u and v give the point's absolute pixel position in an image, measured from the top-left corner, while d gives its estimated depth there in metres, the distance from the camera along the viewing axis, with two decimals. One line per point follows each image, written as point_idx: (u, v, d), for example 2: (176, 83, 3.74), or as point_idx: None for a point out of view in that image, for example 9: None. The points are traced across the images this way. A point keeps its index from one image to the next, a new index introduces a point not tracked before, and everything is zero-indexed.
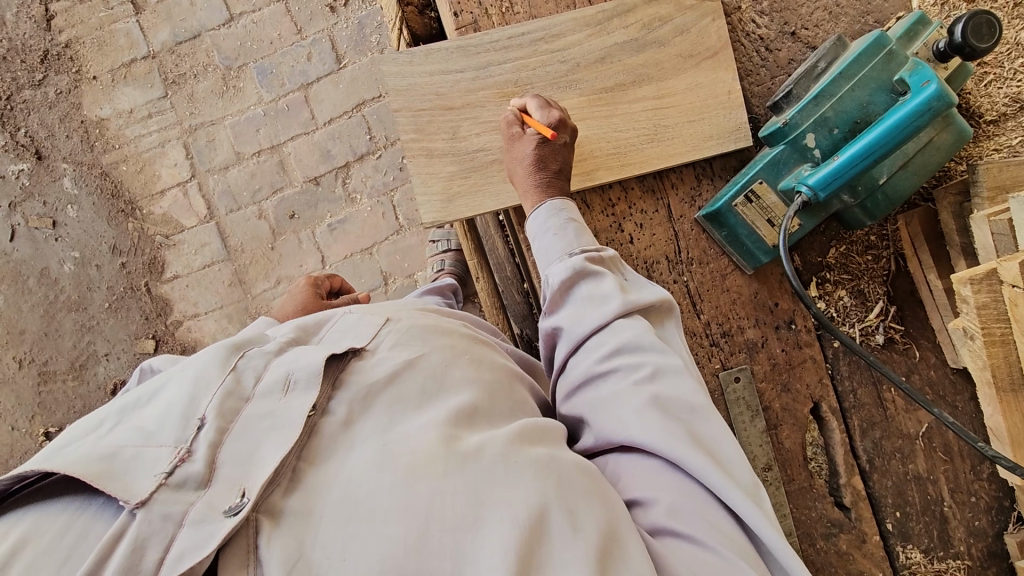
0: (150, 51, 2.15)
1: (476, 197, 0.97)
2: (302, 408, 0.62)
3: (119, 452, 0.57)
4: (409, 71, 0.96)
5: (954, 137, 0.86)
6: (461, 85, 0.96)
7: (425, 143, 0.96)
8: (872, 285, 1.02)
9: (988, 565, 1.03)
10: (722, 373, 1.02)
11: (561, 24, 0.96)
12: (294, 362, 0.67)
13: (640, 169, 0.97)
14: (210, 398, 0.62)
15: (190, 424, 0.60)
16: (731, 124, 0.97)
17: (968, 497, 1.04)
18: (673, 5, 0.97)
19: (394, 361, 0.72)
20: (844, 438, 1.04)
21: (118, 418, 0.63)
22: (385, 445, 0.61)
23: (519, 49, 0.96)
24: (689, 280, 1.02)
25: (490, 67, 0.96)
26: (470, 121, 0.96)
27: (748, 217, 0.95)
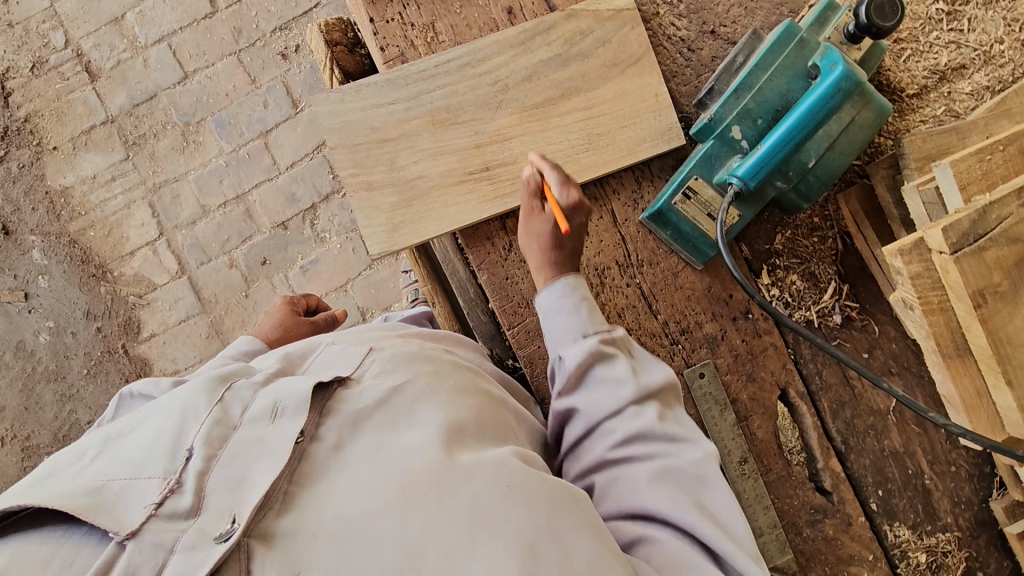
0: (108, 116, 2.17)
1: (420, 224, 0.97)
2: (291, 434, 0.60)
3: (107, 484, 0.55)
4: (343, 108, 0.97)
5: (875, 115, 0.87)
6: (394, 116, 0.97)
7: (364, 176, 0.97)
8: (822, 267, 1.03)
9: (977, 533, 1.04)
10: (686, 370, 1.02)
11: (488, 48, 0.98)
12: (281, 390, 0.66)
13: (578, 179, 0.99)
14: (198, 429, 0.60)
15: (178, 455, 0.58)
16: (662, 126, 0.99)
17: (947, 467, 1.05)
18: (592, 18, 0.99)
19: (380, 389, 0.69)
20: (816, 421, 1.04)
21: (103, 449, 0.61)
22: (377, 466, 0.60)
23: (448, 75, 0.98)
24: (642, 281, 1.02)
25: (422, 95, 0.97)
26: (405, 150, 0.97)
27: (689, 213, 0.96)
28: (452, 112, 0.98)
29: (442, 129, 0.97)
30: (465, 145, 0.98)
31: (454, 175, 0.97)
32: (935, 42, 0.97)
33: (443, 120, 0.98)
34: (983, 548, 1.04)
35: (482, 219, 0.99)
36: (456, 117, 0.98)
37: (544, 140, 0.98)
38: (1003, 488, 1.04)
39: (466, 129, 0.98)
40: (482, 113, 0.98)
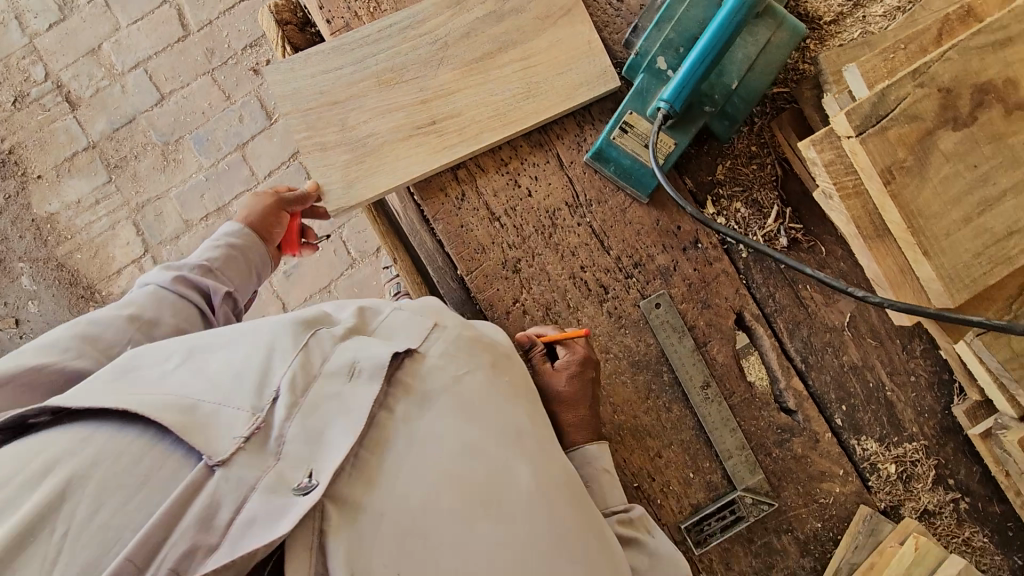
0: (90, 142, 2.24)
1: (373, 178, 1.02)
2: (368, 399, 0.64)
3: (197, 406, 0.60)
4: (294, 77, 1.03)
5: (789, 35, 0.92)
6: (342, 80, 1.03)
7: (318, 138, 1.02)
8: (764, 192, 1.07)
9: (944, 440, 1.06)
10: (642, 302, 1.06)
11: (427, 12, 1.04)
12: (359, 349, 0.68)
13: (521, 125, 1.04)
14: (283, 371, 0.64)
15: (265, 394, 0.63)
16: (596, 70, 1.04)
17: (907, 378, 1.07)
18: None
19: (446, 372, 0.71)
20: (773, 342, 1.07)
21: (185, 356, 0.66)
22: (442, 463, 0.64)
23: (390, 38, 1.04)
24: (592, 219, 1.06)
25: (368, 60, 1.03)
26: (355, 111, 1.02)
27: (628, 147, 1.01)
28: (396, 73, 1.03)
29: (388, 89, 1.03)
30: (412, 102, 1.03)
31: (404, 131, 1.02)
32: None
33: (389, 80, 1.03)
34: (952, 455, 1.06)
35: (433, 170, 1.03)
36: (401, 76, 1.03)
37: (487, 92, 1.04)
38: (964, 394, 1.06)
39: (412, 88, 1.03)
40: (425, 72, 1.03)
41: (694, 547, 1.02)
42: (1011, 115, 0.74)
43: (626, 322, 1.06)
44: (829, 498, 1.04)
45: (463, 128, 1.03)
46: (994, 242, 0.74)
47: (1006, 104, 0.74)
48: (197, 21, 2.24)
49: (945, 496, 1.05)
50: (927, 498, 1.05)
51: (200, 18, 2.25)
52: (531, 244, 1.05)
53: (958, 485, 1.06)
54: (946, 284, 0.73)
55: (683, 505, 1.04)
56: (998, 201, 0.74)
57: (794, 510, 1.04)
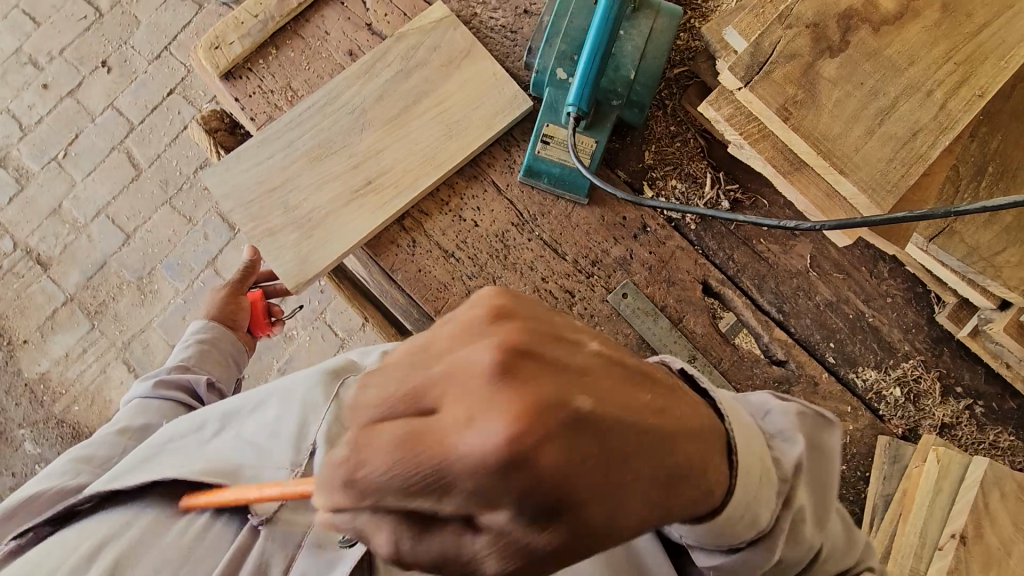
0: (67, 296, 2.29)
1: (324, 247, 1.06)
2: None
3: (240, 472, 0.81)
4: (230, 175, 1.08)
5: (667, 20, 1.00)
6: (276, 167, 1.09)
7: (265, 224, 1.07)
8: (695, 164, 1.11)
9: (939, 350, 1.06)
10: (609, 296, 1.08)
11: (340, 87, 1.11)
12: None
13: (450, 163, 1.09)
14: (315, 426, 0.82)
15: (302, 450, 0.81)
16: (507, 97, 1.10)
17: (884, 300, 1.08)
18: (418, 32, 1.13)
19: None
20: (745, 300, 1.09)
21: (220, 426, 0.88)
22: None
23: (312, 118, 1.10)
24: (541, 232, 1.10)
25: (296, 143, 1.09)
26: (294, 191, 1.07)
27: (555, 156, 1.06)
28: (324, 148, 1.09)
29: (320, 164, 1.08)
30: (345, 170, 1.08)
31: (343, 198, 1.07)
32: None
33: (319, 156, 1.09)
34: (951, 363, 1.06)
35: (380, 225, 1.08)
36: (329, 149, 1.09)
37: (412, 144, 1.09)
38: (942, 301, 1.07)
39: (342, 157, 1.09)
40: (350, 140, 1.09)
41: None
42: (881, 29, 0.79)
43: (600, 319, 1.08)
44: (844, 438, 1.04)
45: (398, 180, 1.08)
46: (908, 145, 0.76)
47: (873, 20, 0.79)
48: (145, 158, 2.30)
49: (956, 405, 1.05)
50: (937, 410, 1.05)
51: (148, 154, 2.30)
52: (491, 270, 1.09)
53: (965, 391, 1.05)
54: (871, 195, 0.76)
55: None
56: (897, 106, 0.77)
57: None
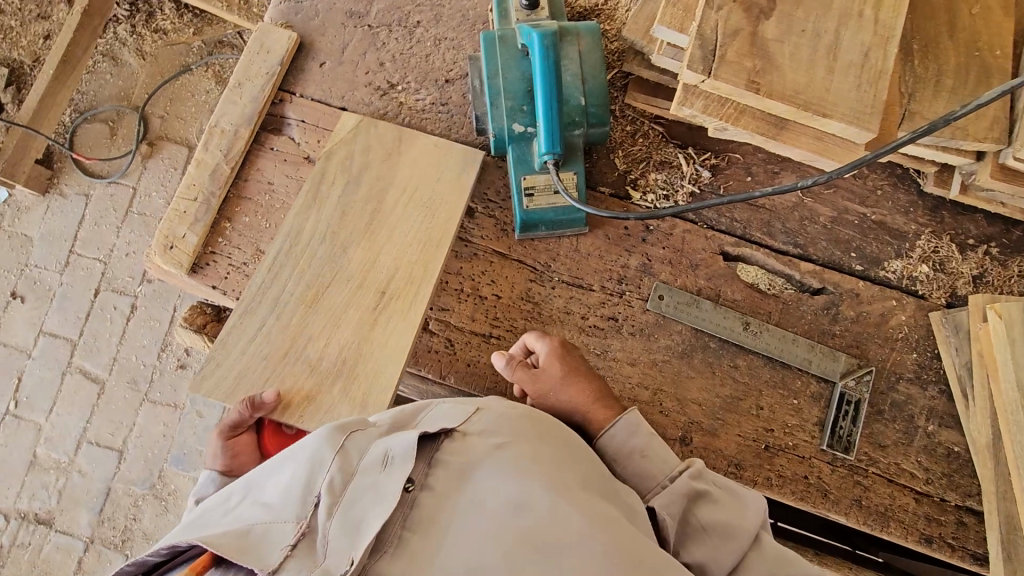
0: (86, 541, 2.04)
1: (372, 372, 0.99)
2: (396, 485, 0.69)
3: (251, 528, 0.68)
4: (234, 362, 1.00)
5: (591, 39, 1.04)
6: (277, 328, 1.02)
7: (298, 387, 0.99)
8: (663, 151, 1.16)
9: (939, 216, 1.15)
10: (649, 304, 1.10)
11: (297, 226, 1.06)
12: (390, 439, 0.75)
13: (447, 233, 1.05)
14: (324, 475, 0.72)
15: (308, 500, 0.70)
16: (460, 157, 1.09)
17: (876, 195, 1.16)
18: (342, 143, 1.10)
19: (486, 447, 0.77)
20: (764, 250, 1.13)
21: (244, 492, 0.77)
22: (548, 515, 0.70)
23: (286, 265, 1.04)
24: (561, 276, 1.11)
25: (286, 298, 1.03)
26: (311, 342, 1.01)
27: (544, 203, 1.07)
28: (316, 286, 1.04)
29: (321, 305, 1.03)
30: (351, 295, 1.03)
31: (367, 321, 1.01)
32: None
33: (314, 297, 1.03)
34: (953, 222, 1.15)
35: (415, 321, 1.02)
36: (323, 285, 1.03)
37: (400, 240, 1.05)
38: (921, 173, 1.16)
39: (341, 284, 1.04)
40: (337, 267, 1.05)
41: (848, 453, 1.05)
42: None
43: (651, 328, 1.10)
44: (903, 329, 1.10)
45: (409, 275, 1.04)
46: (868, 67, 0.83)
47: None
48: (101, 367, 2.13)
49: (976, 256, 1.13)
50: (964, 269, 1.13)
51: (101, 362, 2.13)
52: (531, 330, 1.09)
53: (977, 241, 1.14)
54: (858, 124, 0.82)
55: (812, 429, 1.06)
56: (841, 37, 0.84)
57: (889, 360, 1.09)
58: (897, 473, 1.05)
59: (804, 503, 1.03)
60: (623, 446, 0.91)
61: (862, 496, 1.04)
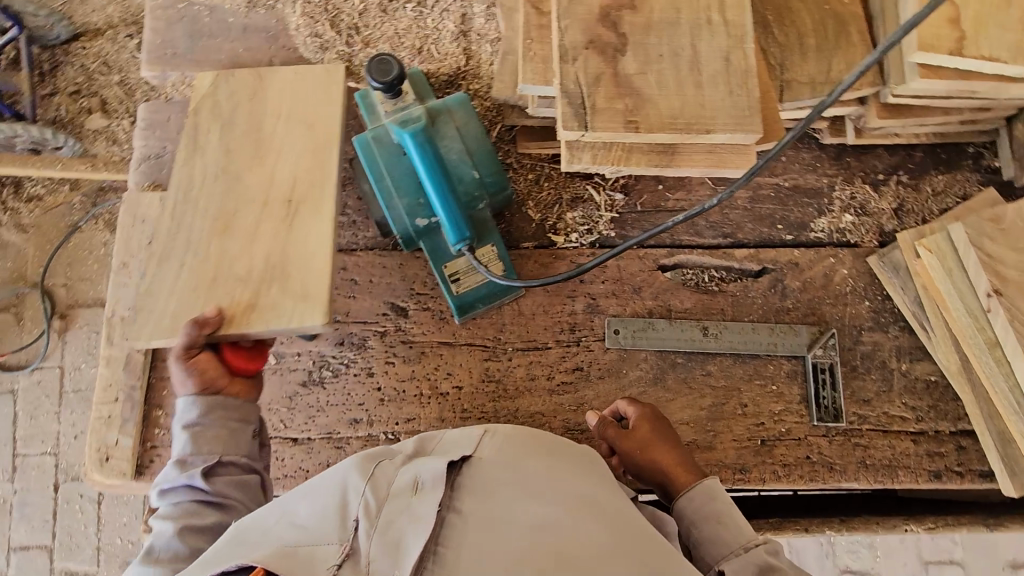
0: None
1: (302, 273, 0.94)
2: (433, 505, 0.63)
3: (295, 550, 0.62)
4: (159, 307, 0.93)
5: (464, 112, 1.02)
6: (193, 265, 0.95)
7: (240, 308, 0.92)
8: (572, 188, 1.14)
9: (845, 163, 1.18)
10: (607, 341, 1.08)
11: (188, 172, 1.01)
12: (421, 465, 0.70)
13: (331, 129, 1.02)
14: (357, 504, 0.67)
15: (347, 524, 0.65)
16: (325, 86, 1.06)
17: (782, 163, 1.17)
18: (203, 97, 1.05)
19: (502, 468, 0.71)
20: (697, 250, 1.14)
21: (264, 521, 0.69)
22: (573, 532, 0.64)
23: (189, 205, 0.99)
24: (513, 344, 1.08)
25: (195, 233, 0.97)
26: (233, 262, 0.95)
27: (472, 284, 1.04)
28: (222, 212, 0.98)
29: (277, 148, 1.02)
30: (251, 230, 0.97)
31: (282, 227, 0.96)
32: (444, 31, 1.19)
33: (224, 225, 0.97)
34: (860, 164, 1.18)
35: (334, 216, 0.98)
36: (231, 214, 0.98)
37: (291, 163, 1.01)
38: (816, 129, 1.18)
39: (274, 165, 1.01)
40: (296, 110, 1.04)
41: (839, 420, 1.05)
42: (635, 7, 0.85)
43: (617, 366, 1.08)
44: (850, 282, 1.12)
45: (311, 181, 1.00)
46: (732, 70, 0.84)
47: (624, 6, 0.85)
48: (88, 562, 2.00)
49: (890, 190, 1.16)
50: (883, 205, 1.16)
51: (86, 557, 2.00)
52: (504, 409, 1.06)
53: (886, 174, 1.17)
54: (742, 129, 0.81)
55: (799, 409, 1.06)
56: (699, 49, 0.84)
57: (846, 317, 1.10)
58: (890, 423, 1.06)
59: (815, 482, 1.03)
60: (698, 509, 0.88)
61: (866, 456, 1.04)
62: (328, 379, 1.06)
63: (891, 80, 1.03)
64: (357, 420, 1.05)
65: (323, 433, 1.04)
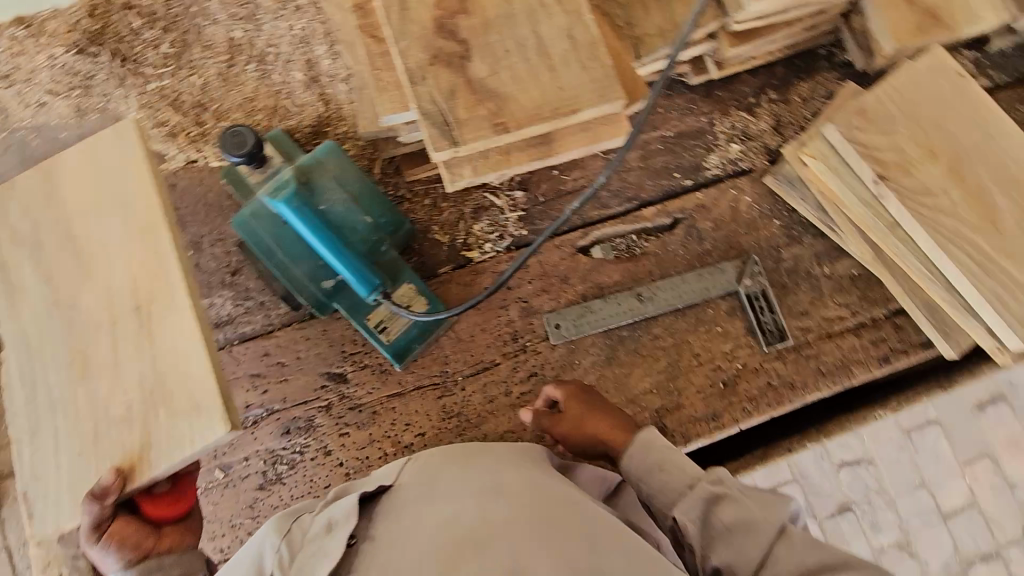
0: None
1: (181, 385, 0.80)
2: (341, 538, 0.69)
3: None
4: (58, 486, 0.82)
5: (335, 159, 0.97)
6: (70, 430, 0.83)
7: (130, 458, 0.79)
8: (470, 199, 1.12)
9: (716, 97, 1.21)
10: (551, 338, 1.07)
11: (21, 326, 0.86)
12: (332, 507, 0.74)
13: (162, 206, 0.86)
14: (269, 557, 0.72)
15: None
16: (119, 160, 0.87)
17: (661, 114, 1.19)
18: None
19: (419, 488, 0.73)
20: (609, 221, 1.14)
21: None
22: (480, 512, 0.65)
23: (36, 365, 0.85)
24: (462, 371, 1.05)
25: (55, 386, 0.84)
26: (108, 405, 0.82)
27: (401, 327, 1.00)
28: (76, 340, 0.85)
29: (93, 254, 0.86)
30: (113, 352, 0.84)
31: (143, 345, 0.82)
32: (292, 83, 1.13)
33: (81, 369, 0.84)
34: (730, 94, 1.21)
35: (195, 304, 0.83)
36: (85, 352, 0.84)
37: (121, 263, 0.85)
38: (681, 74, 1.20)
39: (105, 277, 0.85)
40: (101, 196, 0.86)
41: (785, 338, 1.08)
42: (467, 9, 0.83)
43: (569, 359, 1.06)
44: (755, 207, 1.15)
45: (152, 276, 0.84)
46: (580, 46, 0.83)
47: (456, 12, 0.82)
48: None
49: (763, 110, 1.21)
50: (762, 126, 1.20)
51: None
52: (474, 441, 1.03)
53: (755, 96, 1.21)
54: (607, 99, 0.81)
55: (747, 340, 1.08)
56: (542, 34, 0.83)
57: (762, 240, 1.14)
58: (831, 324, 1.10)
59: (784, 405, 1.06)
60: (641, 465, 0.88)
61: (821, 364, 1.08)
62: (285, 474, 1.00)
63: (731, 9, 1.06)
64: None
65: None
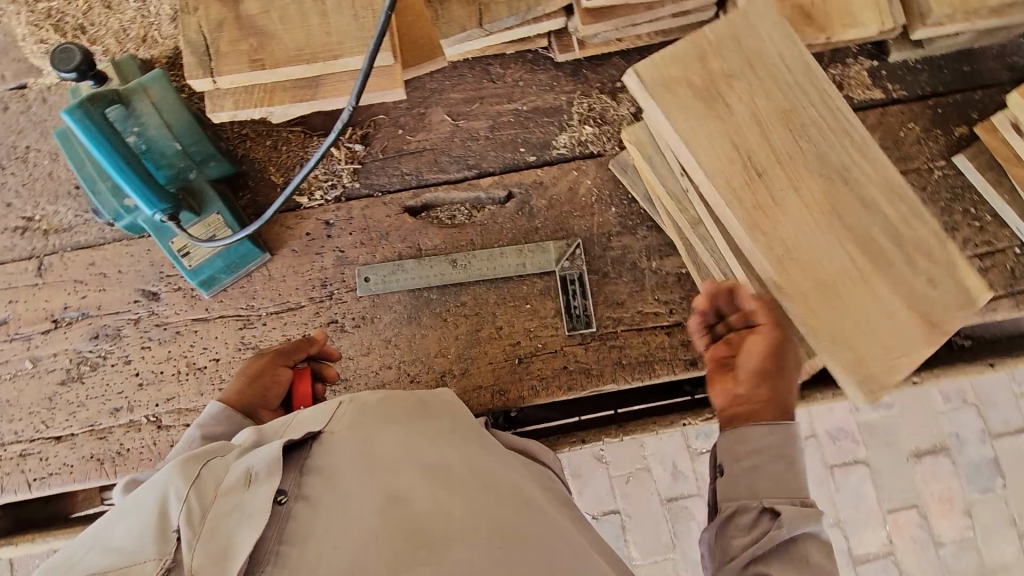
0: None
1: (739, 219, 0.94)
2: None
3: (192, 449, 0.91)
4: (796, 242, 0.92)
5: (156, 85, 1.01)
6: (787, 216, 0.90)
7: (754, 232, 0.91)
8: (311, 147, 1.13)
9: (581, 76, 1.17)
10: (358, 291, 1.09)
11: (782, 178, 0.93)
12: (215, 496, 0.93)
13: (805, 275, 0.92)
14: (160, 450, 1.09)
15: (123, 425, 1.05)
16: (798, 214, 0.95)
17: (519, 87, 1.16)
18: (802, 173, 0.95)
19: (351, 446, 0.69)
20: (442, 187, 1.14)
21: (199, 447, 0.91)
22: (435, 505, 0.64)
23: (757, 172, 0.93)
24: (267, 308, 1.09)
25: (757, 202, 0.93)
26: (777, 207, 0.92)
27: (204, 256, 1.04)
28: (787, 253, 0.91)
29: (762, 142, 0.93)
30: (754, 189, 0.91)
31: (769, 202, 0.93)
32: (160, 13, 1.17)
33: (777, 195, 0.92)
34: (596, 74, 1.17)
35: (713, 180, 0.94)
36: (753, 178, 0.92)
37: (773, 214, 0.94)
38: (547, 48, 1.16)
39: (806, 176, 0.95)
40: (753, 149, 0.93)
41: (591, 326, 1.06)
42: None
43: (370, 312, 1.08)
44: (594, 192, 1.12)
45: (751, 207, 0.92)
46: None
47: None
48: None
49: (626, 95, 1.16)
50: (622, 111, 1.15)
51: None
52: None
53: (622, 81, 1.17)
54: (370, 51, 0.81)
55: (553, 322, 1.07)
56: None
57: (593, 226, 1.11)
58: (643, 320, 1.07)
59: (574, 390, 1.05)
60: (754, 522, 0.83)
61: (623, 356, 1.05)
62: (86, 374, 1.07)
63: None
64: (119, 409, 1.06)
65: (85, 426, 1.05)
